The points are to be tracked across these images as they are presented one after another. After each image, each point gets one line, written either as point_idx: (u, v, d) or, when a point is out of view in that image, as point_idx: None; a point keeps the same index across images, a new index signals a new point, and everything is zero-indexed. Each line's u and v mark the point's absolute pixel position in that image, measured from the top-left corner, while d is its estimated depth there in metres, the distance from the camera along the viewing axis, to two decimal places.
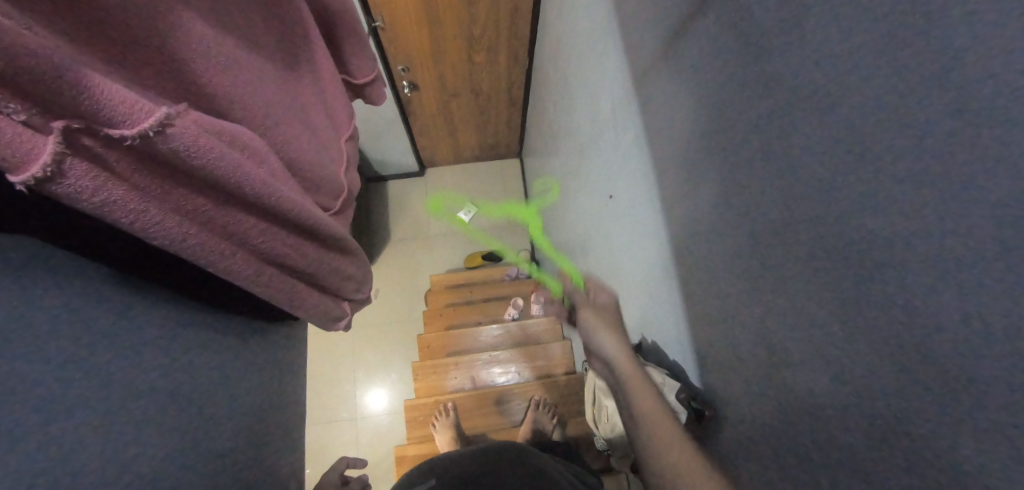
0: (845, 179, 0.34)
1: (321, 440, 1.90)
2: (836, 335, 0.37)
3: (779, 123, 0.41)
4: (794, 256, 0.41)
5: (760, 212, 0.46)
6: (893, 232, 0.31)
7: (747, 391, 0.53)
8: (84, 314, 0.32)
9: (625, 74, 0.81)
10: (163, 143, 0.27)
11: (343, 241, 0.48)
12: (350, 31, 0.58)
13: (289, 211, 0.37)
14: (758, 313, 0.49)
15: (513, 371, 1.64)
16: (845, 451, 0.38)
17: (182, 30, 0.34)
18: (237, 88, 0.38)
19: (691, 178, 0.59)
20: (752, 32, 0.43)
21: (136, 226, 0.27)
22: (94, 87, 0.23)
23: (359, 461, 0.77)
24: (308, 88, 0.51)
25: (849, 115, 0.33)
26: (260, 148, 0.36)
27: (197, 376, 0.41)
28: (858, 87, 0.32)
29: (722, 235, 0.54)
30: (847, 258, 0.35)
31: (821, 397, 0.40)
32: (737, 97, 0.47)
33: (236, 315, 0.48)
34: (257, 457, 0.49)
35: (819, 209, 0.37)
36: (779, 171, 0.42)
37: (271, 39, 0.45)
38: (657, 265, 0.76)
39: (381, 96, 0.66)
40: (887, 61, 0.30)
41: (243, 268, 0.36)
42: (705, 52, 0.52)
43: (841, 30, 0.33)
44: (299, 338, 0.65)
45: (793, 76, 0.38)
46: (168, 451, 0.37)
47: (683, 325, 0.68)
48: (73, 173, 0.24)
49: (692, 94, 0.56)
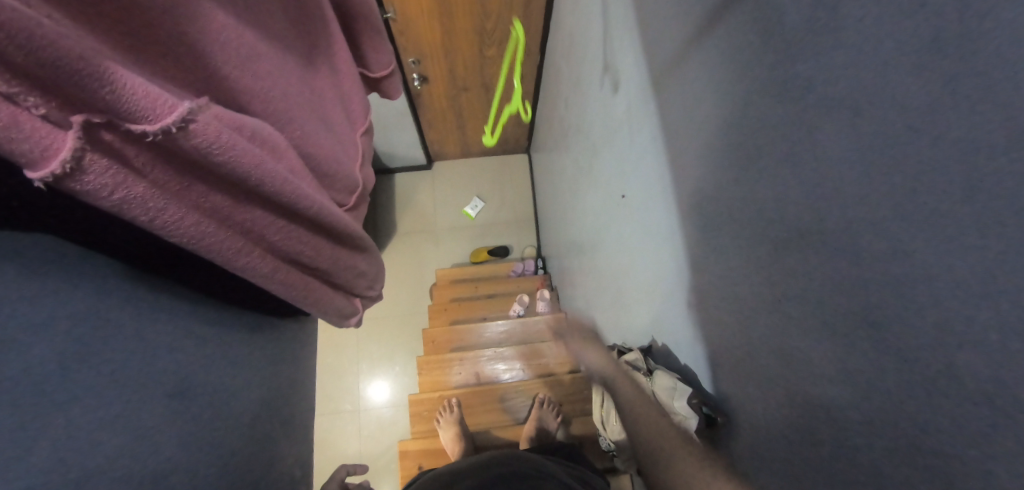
0: (884, 187, 0.33)
1: (326, 431, 1.92)
2: (865, 348, 0.37)
3: (807, 128, 0.40)
4: (820, 264, 0.41)
5: (785, 218, 0.45)
6: (933, 246, 0.30)
7: (768, 399, 0.52)
8: (101, 309, 0.32)
9: (642, 72, 0.80)
10: (185, 139, 0.26)
11: (359, 238, 0.47)
12: (370, 25, 0.57)
13: (307, 208, 0.36)
14: (780, 321, 0.48)
15: (517, 368, 1.65)
16: (878, 467, 0.38)
17: (204, 23, 0.33)
18: (258, 81, 0.37)
19: (711, 181, 0.58)
20: (781, 33, 0.42)
21: (155, 223, 0.27)
22: (118, 82, 0.23)
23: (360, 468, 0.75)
24: (326, 82, 0.50)
25: (891, 122, 0.32)
26: (279, 143, 0.35)
27: (212, 373, 0.41)
28: (900, 93, 0.31)
29: (742, 240, 0.53)
30: (881, 270, 0.34)
31: (846, 409, 0.40)
32: (764, 100, 0.46)
33: (250, 311, 0.48)
34: (269, 454, 0.50)
35: (851, 219, 0.36)
36: (807, 177, 0.41)
37: (291, 31, 0.45)
38: (671, 267, 0.75)
39: (397, 91, 0.65)
40: (933, 69, 0.29)
41: (259, 265, 0.36)
42: (730, 51, 0.51)
43: (882, 34, 0.32)
44: (310, 334, 0.65)
45: (827, 80, 0.37)
46: (182, 448, 0.38)
47: (698, 329, 0.67)
48: (94, 169, 0.23)
49: (715, 95, 0.55)
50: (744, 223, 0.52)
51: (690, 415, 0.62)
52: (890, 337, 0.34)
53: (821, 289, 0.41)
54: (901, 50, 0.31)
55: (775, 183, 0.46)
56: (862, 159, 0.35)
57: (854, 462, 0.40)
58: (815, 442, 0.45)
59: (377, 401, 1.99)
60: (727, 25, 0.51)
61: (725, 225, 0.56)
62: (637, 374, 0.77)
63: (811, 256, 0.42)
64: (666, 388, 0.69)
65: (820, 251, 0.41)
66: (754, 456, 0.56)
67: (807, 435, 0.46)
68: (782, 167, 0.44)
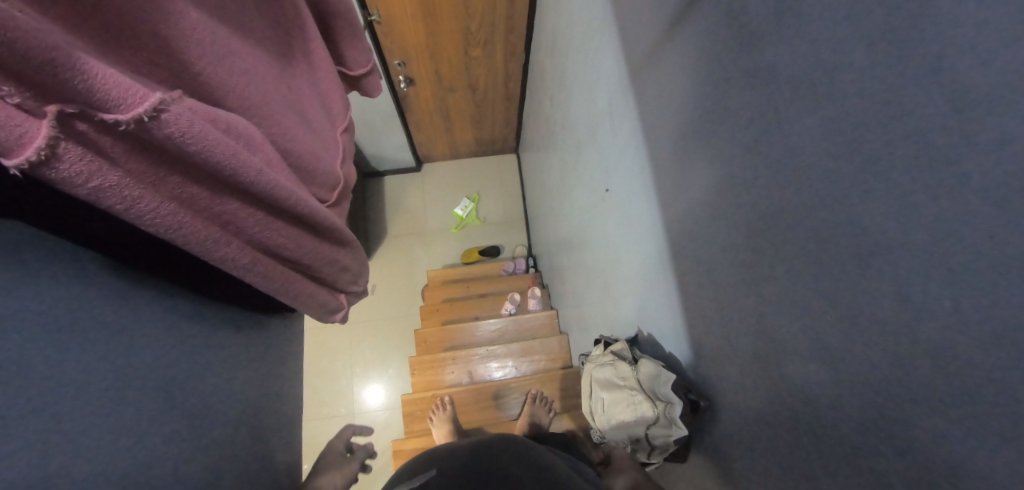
0: (842, 165, 0.35)
1: (320, 435, 1.90)
2: (829, 321, 0.39)
3: (773, 113, 0.42)
4: (787, 245, 0.43)
5: (754, 203, 0.47)
6: (883, 220, 0.32)
7: (746, 379, 0.54)
8: (80, 303, 0.33)
9: (620, 67, 0.81)
10: (158, 128, 0.27)
11: (340, 232, 0.48)
12: (347, 25, 0.58)
13: (284, 200, 0.37)
14: (753, 303, 0.50)
15: (509, 366, 1.66)
16: (848, 438, 0.39)
17: (175, 19, 0.34)
18: (232, 78, 0.38)
19: (686, 170, 0.60)
20: (746, 22, 0.44)
21: (131, 212, 0.28)
22: (90, 72, 0.24)
23: (364, 429, 0.76)
24: (303, 80, 0.51)
25: (844, 104, 0.34)
26: (255, 137, 0.37)
27: (195, 368, 0.42)
28: (850, 77, 0.33)
29: (717, 227, 0.55)
30: (839, 246, 0.36)
31: (816, 382, 0.42)
32: (731, 88, 0.47)
33: (233, 307, 0.48)
34: (257, 450, 0.50)
35: (812, 199, 0.39)
36: (772, 162, 0.43)
37: (266, 30, 0.46)
38: (652, 257, 0.77)
39: (376, 89, 0.66)
40: (877, 51, 0.31)
41: (239, 256, 0.36)
42: (698, 43, 0.53)
43: (832, 22, 0.34)
44: (297, 332, 0.65)
45: (786, 67, 0.39)
46: (168, 442, 0.38)
47: (679, 317, 0.69)
48: (68, 157, 0.24)
49: (685, 87, 0.57)
50: (717, 209, 0.54)
51: (675, 401, 0.64)
52: (850, 309, 0.36)
53: (790, 267, 0.43)
54: (848, 36, 0.33)
55: (744, 169, 0.47)
56: (820, 140, 0.37)
57: (826, 435, 0.42)
58: (789, 419, 0.47)
59: (370, 405, 1.98)
60: (693, 18, 0.53)
61: (700, 213, 0.58)
62: (622, 363, 0.77)
63: (779, 236, 0.44)
64: (651, 375, 0.70)
65: (789, 232, 0.42)
66: (735, 437, 0.58)
67: (782, 412, 0.48)
68: (751, 152, 0.46)
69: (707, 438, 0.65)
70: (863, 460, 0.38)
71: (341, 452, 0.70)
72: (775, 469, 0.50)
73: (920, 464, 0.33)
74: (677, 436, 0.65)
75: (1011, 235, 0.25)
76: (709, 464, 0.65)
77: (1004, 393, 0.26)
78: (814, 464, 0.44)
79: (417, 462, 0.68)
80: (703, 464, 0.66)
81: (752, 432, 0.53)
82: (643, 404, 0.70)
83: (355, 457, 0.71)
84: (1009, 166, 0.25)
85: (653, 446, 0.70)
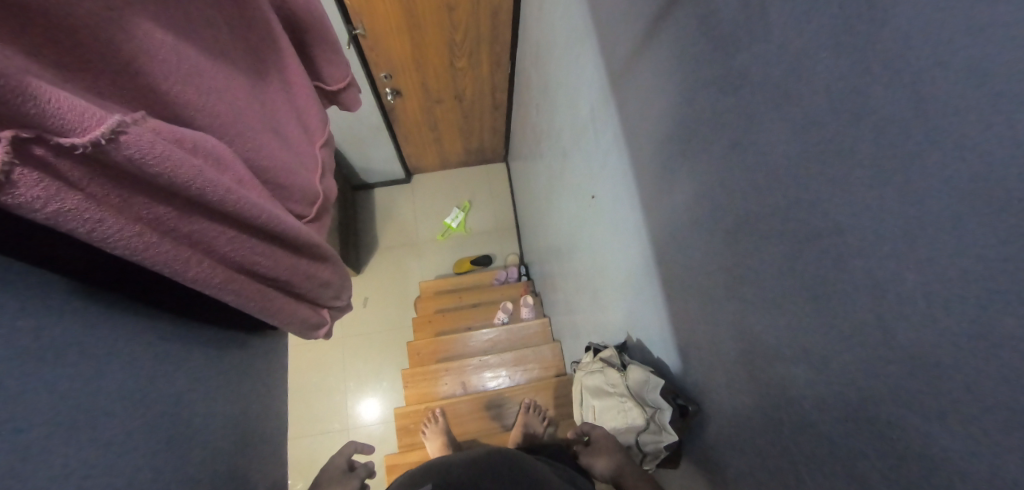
0: (816, 169, 0.36)
1: (313, 452, 1.87)
2: (809, 322, 0.40)
3: (747, 117, 0.43)
4: (765, 249, 0.44)
5: (734, 206, 0.48)
6: (851, 228, 0.34)
7: (730, 380, 0.54)
8: (50, 324, 0.32)
9: (601, 75, 0.83)
10: (117, 150, 0.27)
11: (317, 248, 0.48)
12: (325, 39, 0.59)
13: (256, 216, 0.37)
14: (736, 305, 0.51)
15: (502, 375, 1.65)
16: (830, 436, 0.40)
17: (136, 37, 0.34)
18: (200, 96, 0.39)
19: (667, 173, 0.61)
20: (718, 29, 0.45)
21: (93, 235, 0.28)
22: (44, 97, 0.24)
23: (366, 447, 0.73)
24: (277, 96, 0.52)
25: (815, 110, 0.35)
26: (224, 155, 0.37)
27: (171, 388, 0.41)
28: (818, 84, 0.35)
29: (698, 230, 0.56)
30: (815, 251, 0.38)
31: (798, 382, 0.42)
32: (709, 92, 0.48)
33: (212, 324, 0.48)
34: (236, 471, 0.49)
35: (785, 206, 0.40)
36: (748, 167, 0.44)
37: (237, 46, 0.46)
38: (636, 259, 0.78)
39: (355, 102, 0.67)
40: (842, 57, 0.32)
41: (210, 275, 0.36)
42: (674, 49, 0.54)
43: (799, 30, 0.36)
44: (281, 346, 0.65)
45: (759, 73, 0.40)
46: (150, 461, 0.38)
47: (665, 317, 0.70)
48: (24, 182, 0.24)
49: (664, 92, 0.58)
50: (698, 211, 0.55)
51: (664, 406, 0.64)
52: (826, 310, 0.37)
53: (770, 266, 0.44)
54: (814, 45, 0.34)
55: (724, 171, 0.48)
56: (792, 145, 0.38)
57: (812, 436, 0.42)
58: (774, 420, 0.47)
59: (364, 419, 1.95)
60: (669, 24, 0.54)
61: (680, 215, 0.59)
62: (612, 370, 0.76)
63: (757, 238, 0.45)
64: (639, 381, 0.69)
65: (770, 230, 0.43)
66: (723, 441, 0.57)
67: (768, 412, 0.48)
68: (727, 155, 0.47)
69: (695, 441, 0.65)
70: (848, 458, 0.38)
71: (343, 469, 0.70)
72: (762, 469, 0.50)
73: (898, 461, 0.33)
74: (667, 442, 0.65)
75: (985, 228, 0.25)
76: (698, 468, 0.64)
77: (977, 381, 0.27)
78: (799, 462, 0.44)
79: (414, 474, 0.67)
80: (691, 467, 0.66)
81: (738, 434, 0.54)
82: (633, 411, 0.70)
83: (357, 473, 0.70)
84: (970, 165, 0.25)
85: (645, 453, 0.69)
